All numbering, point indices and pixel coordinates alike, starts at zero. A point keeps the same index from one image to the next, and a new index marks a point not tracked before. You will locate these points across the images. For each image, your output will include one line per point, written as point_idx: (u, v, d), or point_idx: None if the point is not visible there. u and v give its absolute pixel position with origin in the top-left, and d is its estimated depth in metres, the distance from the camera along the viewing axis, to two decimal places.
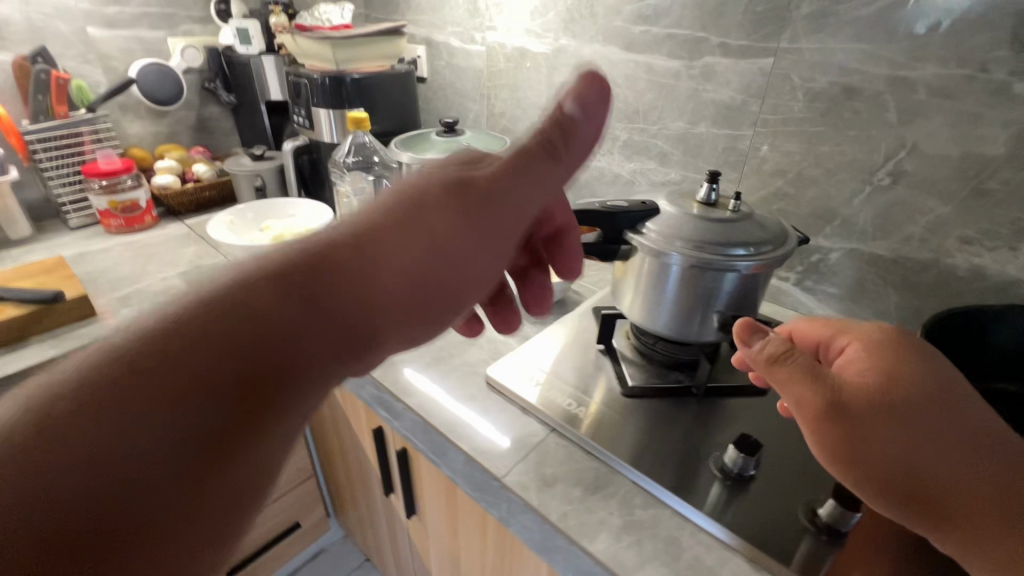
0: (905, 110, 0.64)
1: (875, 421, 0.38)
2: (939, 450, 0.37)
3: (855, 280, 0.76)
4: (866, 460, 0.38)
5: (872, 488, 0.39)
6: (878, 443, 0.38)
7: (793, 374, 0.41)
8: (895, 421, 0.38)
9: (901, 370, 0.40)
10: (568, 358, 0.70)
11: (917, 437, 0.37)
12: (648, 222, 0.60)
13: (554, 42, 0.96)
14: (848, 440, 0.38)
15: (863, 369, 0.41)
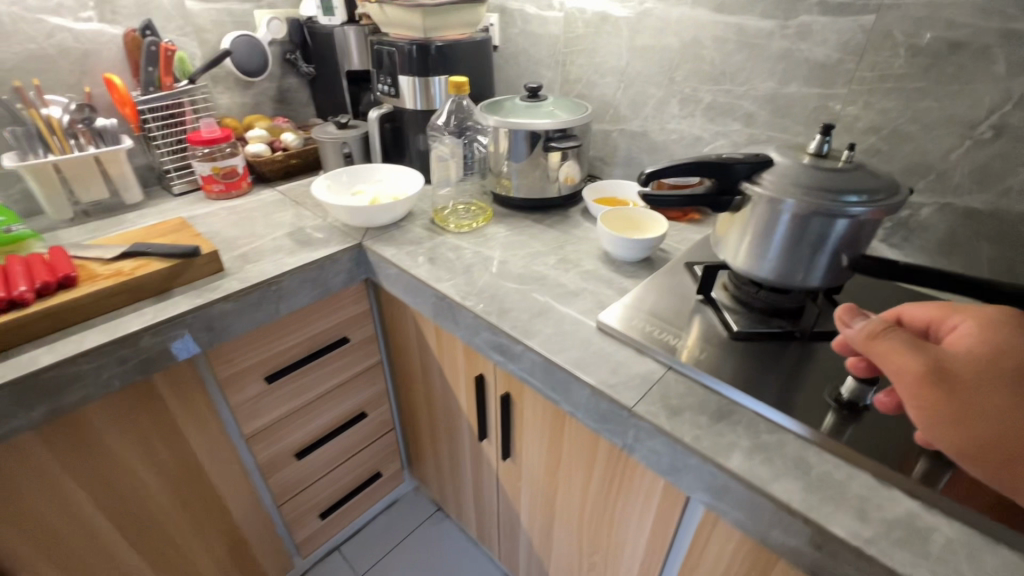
0: (1015, 63, 0.66)
1: (968, 384, 0.44)
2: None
3: (947, 234, 0.78)
4: (964, 420, 0.43)
5: (964, 446, 0.44)
6: (970, 405, 0.43)
7: (891, 346, 0.48)
8: (996, 386, 0.43)
9: (1008, 345, 0.44)
10: (671, 307, 0.74)
11: (1017, 401, 0.42)
12: (762, 172, 0.64)
13: (638, 6, 0.98)
14: (947, 401, 0.44)
15: (968, 344, 0.46)
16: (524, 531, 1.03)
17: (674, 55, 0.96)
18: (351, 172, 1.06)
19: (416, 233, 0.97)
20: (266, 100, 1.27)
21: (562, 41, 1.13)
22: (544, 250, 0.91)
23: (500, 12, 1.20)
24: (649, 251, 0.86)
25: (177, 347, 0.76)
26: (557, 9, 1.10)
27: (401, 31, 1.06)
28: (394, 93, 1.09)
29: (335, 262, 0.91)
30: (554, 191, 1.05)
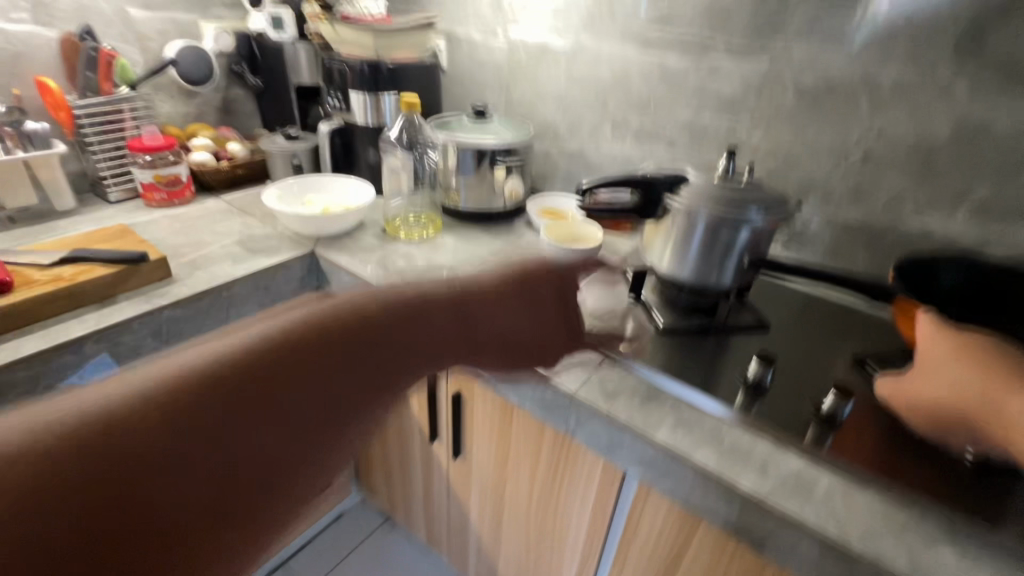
0: (874, 103, 0.81)
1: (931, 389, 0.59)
2: (984, 394, 0.54)
3: (832, 244, 0.92)
4: (937, 413, 0.58)
5: (949, 429, 0.57)
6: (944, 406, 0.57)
7: (886, 378, 0.65)
8: (942, 380, 0.58)
9: (945, 346, 0.59)
10: (606, 307, 0.83)
11: (957, 386, 0.56)
12: (680, 187, 0.74)
13: (573, 39, 1.08)
14: (923, 407, 0.59)
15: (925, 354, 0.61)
16: (474, 529, 1.07)
17: (607, 84, 1.07)
18: (302, 183, 1.09)
19: (368, 242, 1.01)
20: (209, 110, 1.26)
21: (506, 67, 1.22)
22: (492, 258, 0.98)
23: (447, 37, 1.28)
24: (587, 259, 0.95)
25: (89, 365, 0.72)
26: (501, 37, 1.19)
27: (353, 50, 1.10)
28: (345, 107, 1.13)
29: (287, 269, 0.93)
30: (499, 205, 1.12)
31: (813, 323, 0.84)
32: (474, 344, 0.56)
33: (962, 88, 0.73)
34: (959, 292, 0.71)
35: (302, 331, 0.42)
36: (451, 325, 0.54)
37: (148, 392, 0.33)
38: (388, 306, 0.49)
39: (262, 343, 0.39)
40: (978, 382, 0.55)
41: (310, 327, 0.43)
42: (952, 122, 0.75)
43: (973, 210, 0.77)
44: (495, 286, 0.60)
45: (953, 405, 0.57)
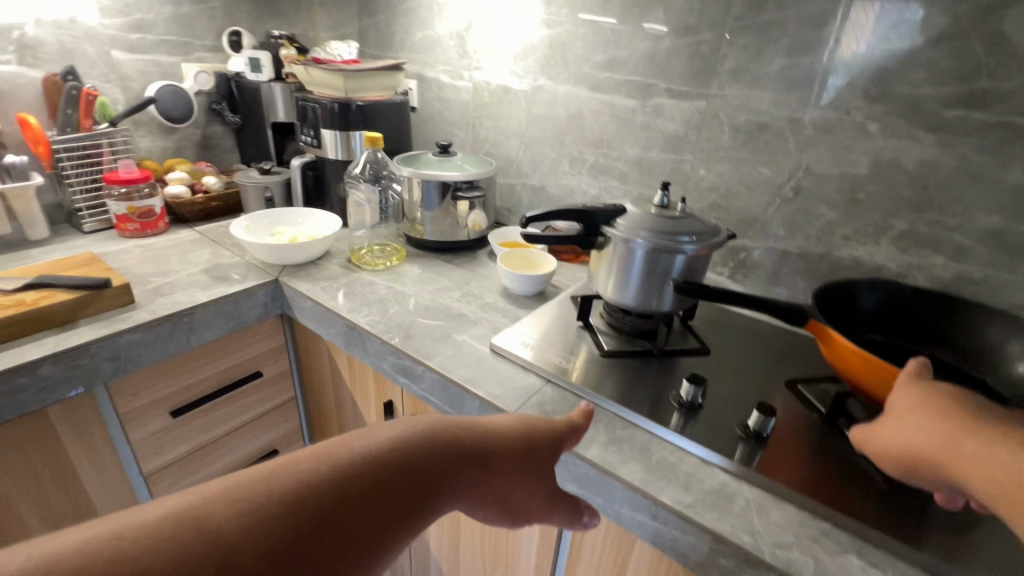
0: (800, 141, 0.88)
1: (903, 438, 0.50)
2: (968, 460, 0.43)
3: (773, 271, 0.98)
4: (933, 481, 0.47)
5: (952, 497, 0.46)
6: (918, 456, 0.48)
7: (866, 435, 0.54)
8: (925, 447, 0.47)
9: (926, 406, 0.49)
10: (554, 332, 0.86)
11: (942, 454, 0.45)
12: (617, 218, 0.78)
13: (532, 82, 1.16)
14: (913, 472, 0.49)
15: (904, 413, 0.51)
16: (435, 560, 1.06)
17: (563, 122, 1.15)
18: (272, 216, 1.13)
19: (333, 270, 1.05)
20: (189, 145, 1.32)
21: (472, 107, 1.29)
22: (451, 285, 1.02)
23: (417, 79, 1.36)
24: (542, 286, 0.99)
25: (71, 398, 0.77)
26: (466, 79, 1.27)
27: (324, 91, 1.17)
28: (317, 144, 1.19)
29: (252, 296, 0.96)
30: (462, 235, 1.17)
31: (753, 347, 0.87)
32: (480, 489, 0.46)
33: (874, 127, 0.81)
34: (880, 314, 0.75)
35: (285, 481, 0.36)
36: (460, 471, 0.45)
37: (113, 543, 0.29)
38: (391, 447, 0.42)
39: (229, 492, 0.34)
40: (964, 450, 0.44)
41: (290, 474, 0.37)
42: (869, 158, 0.83)
43: (894, 238, 0.84)
44: (515, 422, 0.51)
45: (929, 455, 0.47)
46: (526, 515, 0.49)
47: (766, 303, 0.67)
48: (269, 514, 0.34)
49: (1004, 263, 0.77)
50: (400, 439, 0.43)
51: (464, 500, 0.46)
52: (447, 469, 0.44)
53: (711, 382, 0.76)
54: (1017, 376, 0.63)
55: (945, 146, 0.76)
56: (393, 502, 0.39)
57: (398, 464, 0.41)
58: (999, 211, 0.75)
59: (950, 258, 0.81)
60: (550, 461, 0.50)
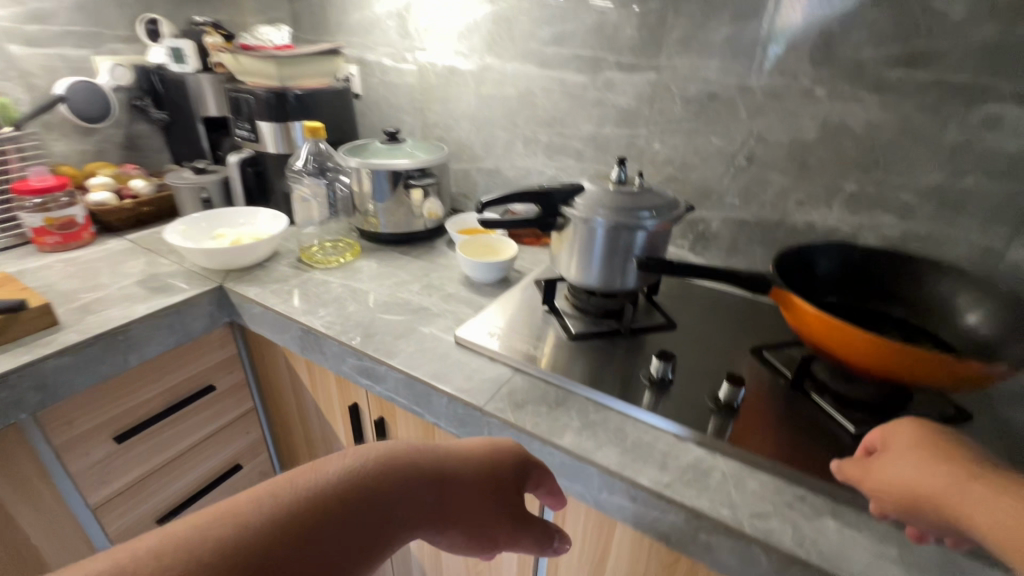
0: (750, 109, 0.88)
1: (907, 474, 0.46)
2: (981, 509, 0.40)
3: (732, 240, 0.98)
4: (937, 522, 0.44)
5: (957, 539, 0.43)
6: (924, 494, 0.45)
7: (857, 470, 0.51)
8: (928, 493, 0.44)
9: (926, 449, 0.46)
10: (519, 319, 0.84)
11: (950, 502, 0.42)
12: (576, 197, 0.76)
13: (479, 61, 1.12)
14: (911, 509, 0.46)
15: (901, 454, 0.48)
16: (416, 560, 1.03)
17: (514, 102, 1.12)
18: (211, 218, 1.06)
19: (282, 271, 0.98)
20: (111, 147, 1.21)
21: (418, 90, 1.24)
22: (410, 279, 0.98)
23: (358, 64, 1.29)
24: (504, 272, 0.96)
25: None
26: (410, 62, 1.21)
27: (258, 80, 1.09)
28: (254, 138, 1.11)
29: (194, 306, 0.89)
30: (418, 225, 1.13)
31: (718, 318, 0.88)
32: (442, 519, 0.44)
33: (821, 91, 0.81)
34: (838, 277, 0.76)
35: (227, 525, 0.33)
36: (418, 501, 0.42)
37: None
38: (343, 481, 0.40)
39: (163, 543, 0.31)
40: (973, 498, 0.41)
41: (235, 516, 0.34)
42: (817, 122, 0.83)
43: (845, 201, 0.86)
44: (476, 446, 0.49)
45: (938, 493, 0.43)
46: (495, 544, 0.46)
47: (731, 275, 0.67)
48: (206, 558, 0.31)
49: (946, 218, 0.79)
50: (353, 470, 0.41)
51: (425, 530, 0.43)
52: (404, 501, 0.41)
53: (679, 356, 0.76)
54: (968, 326, 0.65)
55: (888, 107, 0.78)
56: (345, 540, 0.37)
57: (351, 497, 0.39)
58: (940, 168, 0.77)
59: (897, 217, 0.83)
60: (515, 482, 0.48)
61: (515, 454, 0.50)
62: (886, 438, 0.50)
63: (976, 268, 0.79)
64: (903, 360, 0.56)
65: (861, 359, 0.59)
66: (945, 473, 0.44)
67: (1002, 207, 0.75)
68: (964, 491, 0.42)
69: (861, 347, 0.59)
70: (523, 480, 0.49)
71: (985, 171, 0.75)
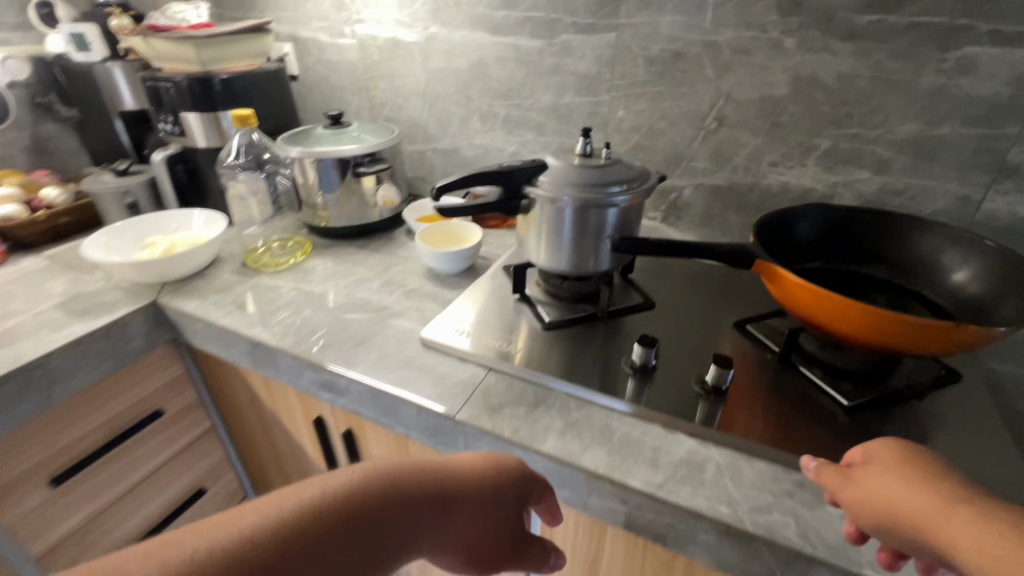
0: (717, 67, 0.82)
1: (888, 492, 0.41)
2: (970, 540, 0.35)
3: (705, 208, 0.94)
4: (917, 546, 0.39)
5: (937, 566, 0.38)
6: (909, 516, 0.39)
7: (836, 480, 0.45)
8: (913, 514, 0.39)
9: (919, 471, 0.41)
10: (489, 311, 0.78)
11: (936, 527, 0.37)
12: (540, 175, 0.70)
13: (424, 31, 1.03)
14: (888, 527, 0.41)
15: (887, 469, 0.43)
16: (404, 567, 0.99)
17: (466, 74, 1.03)
18: (139, 225, 0.95)
19: (225, 278, 0.89)
20: (18, 152, 1.08)
21: (361, 67, 1.14)
22: (368, 275, 0.90)
23: (292, 41, 1.17)
24: (469, 261, 0.90)
25: None
26: (349, 36, 1.10)
27: (177, 65, 0.97)
28: (180, 132, 1.00)
29: (126, 327, 0.80)
30: (373, 215, 1.04)
31: (697, 292, 0.84)
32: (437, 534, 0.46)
33: (790, 43, 0.76)
34: (818, 241, 0.73)
35: (239, 536, 0.36)
36: (417, 521, 0.44)
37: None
38: (351, 496, 0.41)
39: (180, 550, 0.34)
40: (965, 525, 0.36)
41: (249, 527, 0.37)
42: (788, 77, 0.79)
43: (819, 159, 0.82)
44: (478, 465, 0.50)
45: (924, 515, 0.38)
46: (486, 562, 0.48)
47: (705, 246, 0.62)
48: (209, 567, 0.34)
49: (923, 170, 0.76)
50: (363, 486, 0.43)
51: (421, 547, 0.45)
52: (405, 522, 0.43)
53: (661, 338, 0.72)
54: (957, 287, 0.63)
55: (860, 56, 0.73)
56: (343, 559, 0.39)
57: (356, 514, 0.41)
58: (915, 118, 0.74)
59: (874, 171, 0.79)
60: (513, 501, 0.49)
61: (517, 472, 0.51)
62: (870, 453, 0.45)
63: (955, 220, 0.77)
64: (899, 331, 0.53)
65: (854, 332, 0.56)
66: (932, 495, 0.39)
67: (980, 155, 0.72)
68: (951, 516, 0.37)
69: (853, 319, 0.55)
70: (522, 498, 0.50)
71: (961, 118, 0.71)
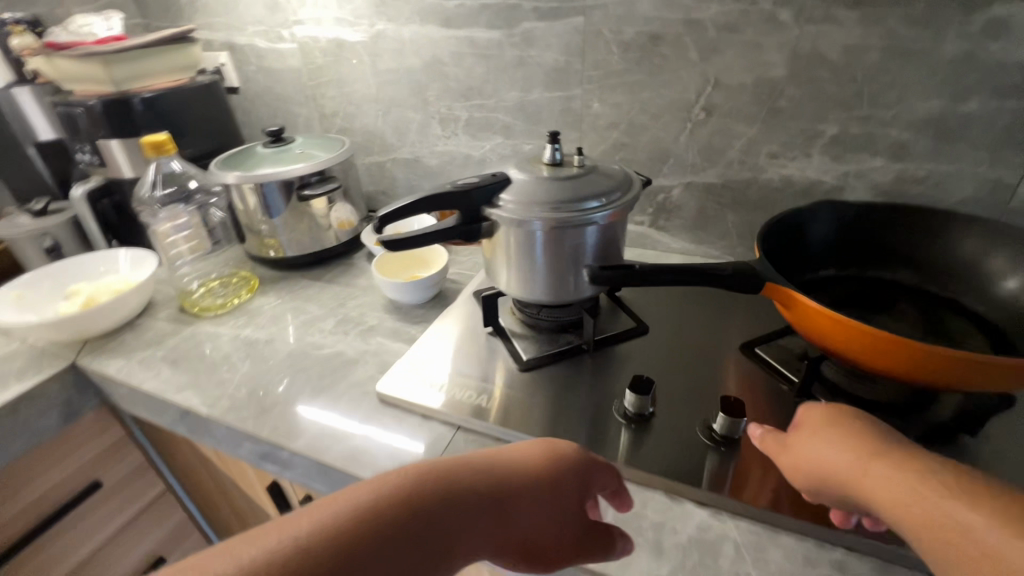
0: (702, 48, 0.71)
1: (819, 453, 0.43)
2: (901, 502, 0.36)
3: (699, 209, 0.83)
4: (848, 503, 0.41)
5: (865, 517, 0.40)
6: (844, 480, 0.40)
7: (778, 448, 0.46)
8: (848, 481, 0.40)
9: (857, 436, 0.42)
10: (457, 351, 0.67)
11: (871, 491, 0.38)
12: (502, 192, 0.59)
13: (370, 28, 0.91)
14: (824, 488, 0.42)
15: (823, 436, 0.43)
16: None
17: (420, 74, 0.92)
18: (57, 272, 0.83)
19: (159, 328, 0.78)
20: None
21: (306, 74, 1.02)
22: (322, 313, 0.79)
23: (228, 49, 1.05)
24: (435, 288, 0.79)
25: None
26: (288, 40, 0.98)
27: (88, 87, 0.85)
28: (99, 162, 0.88)
29: (40, 398, 0.68)
30: (328, 240, 0.93)
31: (696, 309, 0.73)
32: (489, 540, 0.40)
33: (786, 15, 0.65)
34: (833, 246, 0.63)
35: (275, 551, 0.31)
36: (469, 522, 0.38)
37: None
38: (395, 496, 0.36)
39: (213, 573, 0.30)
40: (899, 489, 0.37)
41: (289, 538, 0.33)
42: (784, 55, 0.68)
43: (826, 147, 0.71)
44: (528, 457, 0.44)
45: (850, 473, 0.40)
46: (555, 561, 0.42)
47: (698, 273, 0.51)
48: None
49: (948, 153, 0.66)
50: (408, 482, 0.38)
51: (485, 551, 0.39)
52: (462, 521, 0.38)
53: (658, 372, 0.62)
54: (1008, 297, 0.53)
55: (869, 25, 0.62)
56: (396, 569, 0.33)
57: (407, 515, 0.36)
58: (937, 93, 0.63)
59: (890, 158, 0.69)
60: (573, 494, 0.43)
61: (570, 461, 0.45)
62: (805, 416, 0.46)
63: (985, 209, 0.67)
64: (953, 369, 0.42)
65: (895, 369, 0.45)
66: (860, 453, 0.40)
67: (1014, 132, 0.62)
68: (884, 478, 0.38)
69: (893, 355, 0.45)
70: (582, 490, 0.44)
71: (991, 91, 0.61)
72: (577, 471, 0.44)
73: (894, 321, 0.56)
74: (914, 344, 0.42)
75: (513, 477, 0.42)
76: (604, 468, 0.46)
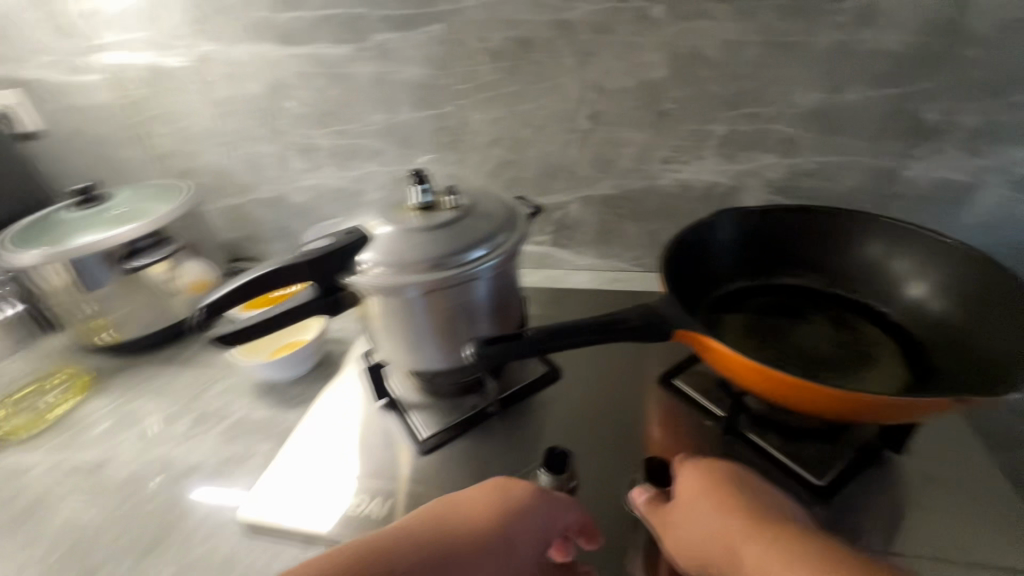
0: (578, 52, 0.64)
1: (700, 532, 0.40)
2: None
3: (599, 224, 0.77)
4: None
5: None
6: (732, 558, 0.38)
7: (662, 519, 0.43)
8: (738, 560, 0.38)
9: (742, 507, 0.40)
10: (345, 440, 0.57)
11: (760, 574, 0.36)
12: (360, 253, 0.48)
13: (192, 51, 0.75)
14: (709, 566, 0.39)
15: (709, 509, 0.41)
16: None
17: (266, 101, 0.78)
18: None
19: None
20: None
21: (123, 110, 0.83)
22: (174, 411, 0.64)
23: (11, 86, 0.84)
24: (314, 358, 0.67)
25: None
26: (90, 71, 0.80)
27: None
28: None
29: None
30: (179, 311, 0.77)
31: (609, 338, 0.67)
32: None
33: (658, 12, 0.60)
34: (739, 259, 0.59)
35: None
36: None
37: None
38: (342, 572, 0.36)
39: None
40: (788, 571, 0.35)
41: None
42: (663, 55, 0.62)
43: (717, 148, 0.67)
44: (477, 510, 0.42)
45: (734, 556, 0.38)
46: None
47: (592, 329, 0.43)
48: None
49: (833, 145, 0.64)
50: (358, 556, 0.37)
51: None
52: None
53: (576, 432, 0.55)
54: (914, 299, 0.51)
55: (745, 18, 0.58)
56: None
57: None
58: (817, 85, 0.61)
59: (779, 154, 0.66)
60: (531, 541, 0.42)
61: (526, 505, 0.43)
62: (678, 482, 0.44)
63: (872, 197, 0.66)
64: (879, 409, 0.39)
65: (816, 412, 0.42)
66: (744, 530, 0.39)
67: (891, 120, 0.61)
68: (769, 557, 0.36)
69: (819, 399, 0.40)
70: (542, 535, 0.42)
71: (866, 80, 0.59)
72: (540, 511, 0.43)
73: (809, 336, 0.53)
74: (836, 390, 0.39)
75: (474, 527, 0.41)
76: (568, 506, 0.44)
